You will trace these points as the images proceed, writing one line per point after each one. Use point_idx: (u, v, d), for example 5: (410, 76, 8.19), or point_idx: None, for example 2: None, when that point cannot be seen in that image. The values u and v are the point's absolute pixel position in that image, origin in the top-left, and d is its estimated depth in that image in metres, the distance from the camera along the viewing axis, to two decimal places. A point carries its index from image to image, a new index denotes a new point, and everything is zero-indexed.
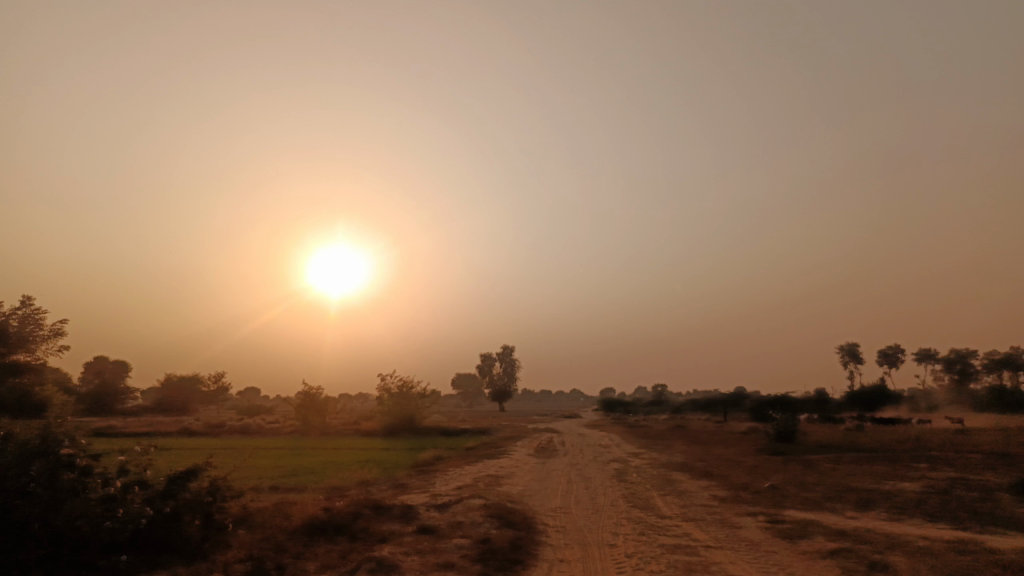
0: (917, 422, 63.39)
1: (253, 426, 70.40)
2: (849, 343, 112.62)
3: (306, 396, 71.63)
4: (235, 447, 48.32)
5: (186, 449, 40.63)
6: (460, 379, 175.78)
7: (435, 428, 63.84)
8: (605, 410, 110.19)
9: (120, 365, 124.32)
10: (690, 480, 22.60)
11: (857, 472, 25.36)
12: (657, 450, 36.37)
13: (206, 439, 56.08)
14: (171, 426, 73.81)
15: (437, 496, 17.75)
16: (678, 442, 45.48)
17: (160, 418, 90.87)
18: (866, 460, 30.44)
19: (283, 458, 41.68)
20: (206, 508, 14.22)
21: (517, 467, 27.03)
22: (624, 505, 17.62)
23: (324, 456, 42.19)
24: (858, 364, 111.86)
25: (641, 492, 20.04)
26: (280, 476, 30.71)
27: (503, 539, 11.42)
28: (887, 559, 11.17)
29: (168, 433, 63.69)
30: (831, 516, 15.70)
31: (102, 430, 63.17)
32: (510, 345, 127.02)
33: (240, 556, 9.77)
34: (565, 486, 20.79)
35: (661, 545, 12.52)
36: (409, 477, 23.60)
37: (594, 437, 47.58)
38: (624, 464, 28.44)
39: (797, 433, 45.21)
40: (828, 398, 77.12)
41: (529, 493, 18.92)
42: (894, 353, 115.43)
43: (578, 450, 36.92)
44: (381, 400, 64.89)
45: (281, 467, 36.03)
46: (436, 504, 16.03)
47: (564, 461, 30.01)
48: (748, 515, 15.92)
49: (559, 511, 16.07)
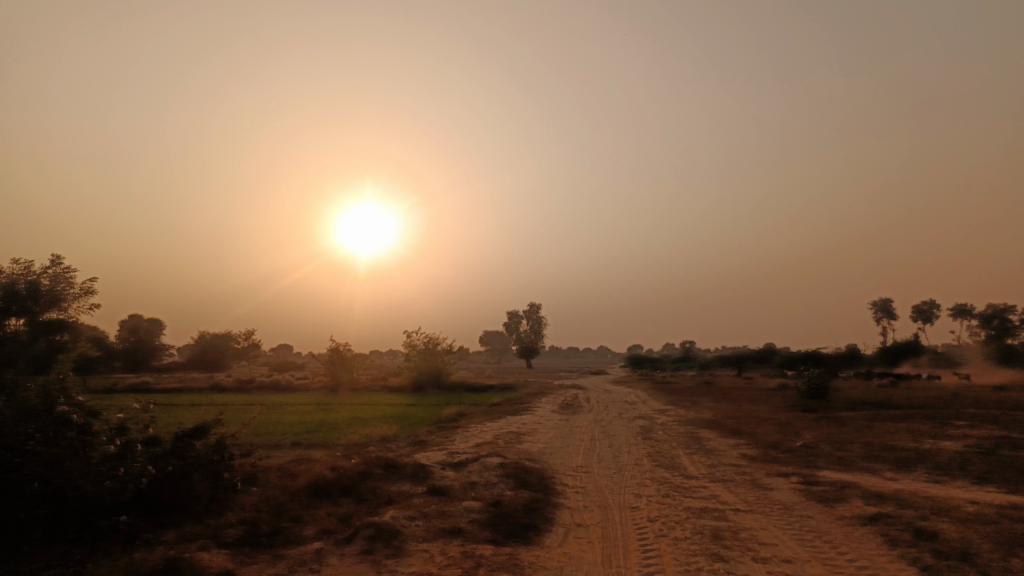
0: (952, 378, 61.77)
1: (282, 382, 71.04)
2: (882, 298, 110.17)
3: (334, 352, 71.86)
4: (262, 403, 48.62)
5: (211, 405, 40.77)
6: (487, 336, 176.04)
7: (462, 385, 63.69)
8: (631, 365, 109.62)
9: (154, 322, 126.28)
10: (719, 438, 21.79)
11: (893, 429, 24.34)
12: (685, 407, 35.58)
13: (235, 396, 56.56)
14: (202, 382, 74.85)
15: (454, 454, 17.18)
16: (706, 397, 44.68)
17: (193, 374, 92.25)
18: (903, 417, 29.37)
19: (309, 414, 41.70)
20: (211, 467, 13.80)
21: (540, 423, 26.41)
22: (648, 464, 16.88)
23: (349, 411, 42.23)
24: (891, 319, 109.52)
25: (667, 450, 19.28)
26: (303, 432, 30.55)
27: (516, 501, 10.74)
28: (935, 527, 10.28)
29: (199, 389, 64.53)
30: (869, 477, 14.79)
31: (134, 386, 64.05)
32: (538, 303, 126.33)
33: (234, 520, 9.18)
34: (587, 444, 20.07)
35: (686, 508, 11.76)
36: (429, 434, 23.07)
37: (621, 395, 46.95)
38: (650, 421, 27.72)
39: (829, 389, 44.05)
40: (859, 354, 75.54)
41: (549, 451, 18.26)
42: (929, 308, 112.69)
43: (603, 406, 36.28)
44: (407, 356, 64.83)
45: (305, 423, 35.95)
46: (452, 463, 15.40)
47: (589, 418, 29.42)
48: (780, 476, 15.06)
49: (580, 471, 15.37)
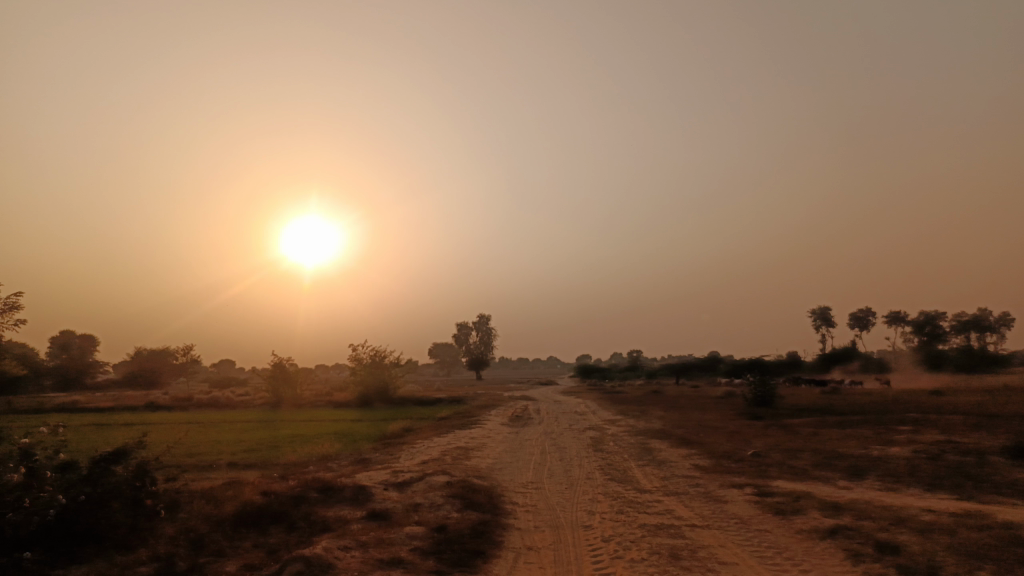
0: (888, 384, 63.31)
1: (221, 398, 68.65)
2: (821, 306, 112.98)
3: (276, 366, 69.78)
4: (199, 422, 46.60)
5: (144, 425, 38.81)
6: (435, 348, 174.34)
7: (409, 398, 62.49)
8: (580, 376, 109.64)
9: (87, 338, 121.07)
10: (670, 449, 21.45)
11: (841, 436, 24.42)
12: (635, 417, 35.34)
13: (171, 415, 54.19)
14: (137, 400, 71.76)
15: (399, 473, 16.37)
16: (654, 406, 44.66)
17: (128, 393, 88.44)
18: (847, 423, 29.67)
19: (248, 432, 40.05)
20: (132, 494, 12.65)
21: (488, 437, 25.70)
22: (600, 478, 16.36)
23: (292, 428, 40.73)
24: (829, 327, 112.29)
25: (620, 463, 18.83)
26: (242, 451, 29.18)
27: (462, 525, 10.03)
28: (896, 539, 9.96)
29: (133, 407, 61.77)
30: (824, 487, 14.55)
31: (63, 406, 60.86)
32: (487, 314, 125.66)
33: (145, 557, 8.23)
34: (539, 458, 19.47)
35: (642, 526, 11.22)
36: (373, 451, 22.12)
37: (570, 405, 46.48)
38: (600, 433, 27.26)
39: (774, 396, 44.50)
40: (800, 361, 76.98)
41: (498, 467, 17.59)
42: (865, 316, 115.97)
43: (553, 417, 35.80)
44: (353, 370, 63.34)
45: (243, 442, 34.43)
46: (395, 484, 14.61)
47: (538, 430, 28.90)
48: (735, 487, 14.70)
49: (530, 488, 14.74)
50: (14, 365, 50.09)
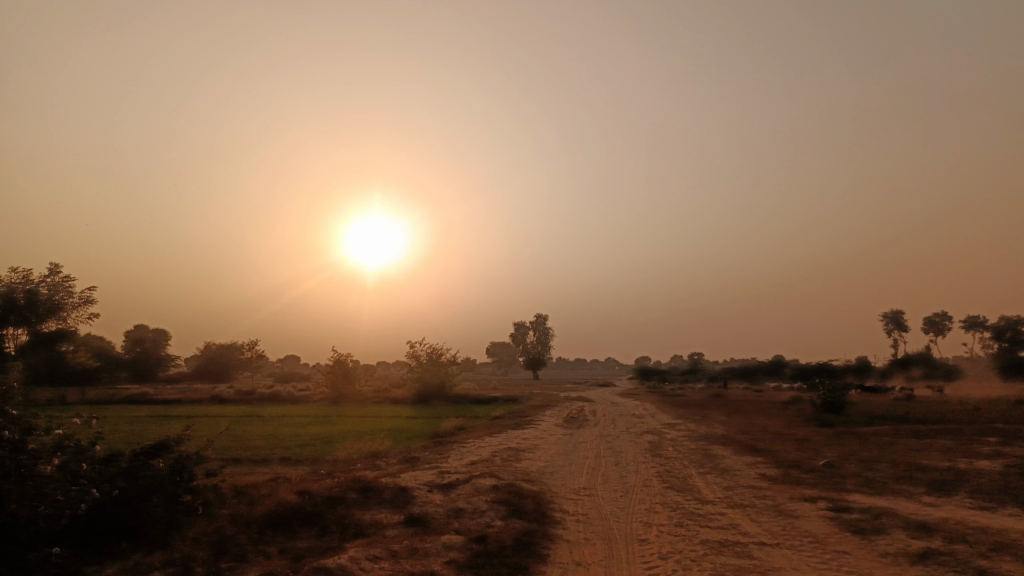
0: (941, 394, 59.98)
1: (283, 393, 69.82)
2: (893, 310, 108.15)
3: (336, 363, 70.52)
4: (259, 415, 47.23)
5: (204, 420, 39.45)
6: (493, 347, 174.24)
7: (466, 396, 62.23)
8: (639, 378, 107.53)
9: (159, 332, 125.34)
10: (734, 456, 20.21)
11: (921, 447, 22.69)
12: (695, 421, 33.97)
13: (233, 407, 55.14)
14: (203, 394, 73.58)
15: (445, 473, 15.68)
16: (717, 410, 43.04)
17: (196, 386, 90.93)
18: (927, 433, 27.70)
19: (304, 427, 40.32)
20: (168, 488, 12.30)
21: (542, 439, 24.89)
22: (658, 485, 15.29)
23: (348, 424, 40.84)
24: (902, 331, 107.36)
25: (679, 469, 17.74)
26: (296, 447, 29.15)
27: (504, 535, 9.22)
28: (998, 567, 8.69)
29: (198, 400, 63.25)
30: (906, 503, 13.20)
31: (134, 397, 62.73)
32: (545, 314, 124.85)
33: (164, 561, 7.71)
34: (593, 462, 18.52)
35: (704, 542, 10.20)
36: (423, 449, 21.56)
37: (628, 408, 45.22)
38: (658, 437, 26.14)
39: (845, 402, 42.33)
40: (869, 366, 73.52)
41: (550, 470, 16.73)
42: (940, 320, 110.43)
43: (609, 420, 34.77)
44: (410, 367, 63.46)
45: (299, 436, 34.56)
46: (440, 486, 13.89)
47: (595, 432, 27.95)
48: (806, 501, 13.48)
49: (582, 495, 13.83)
50: (88, 356, 51.89)
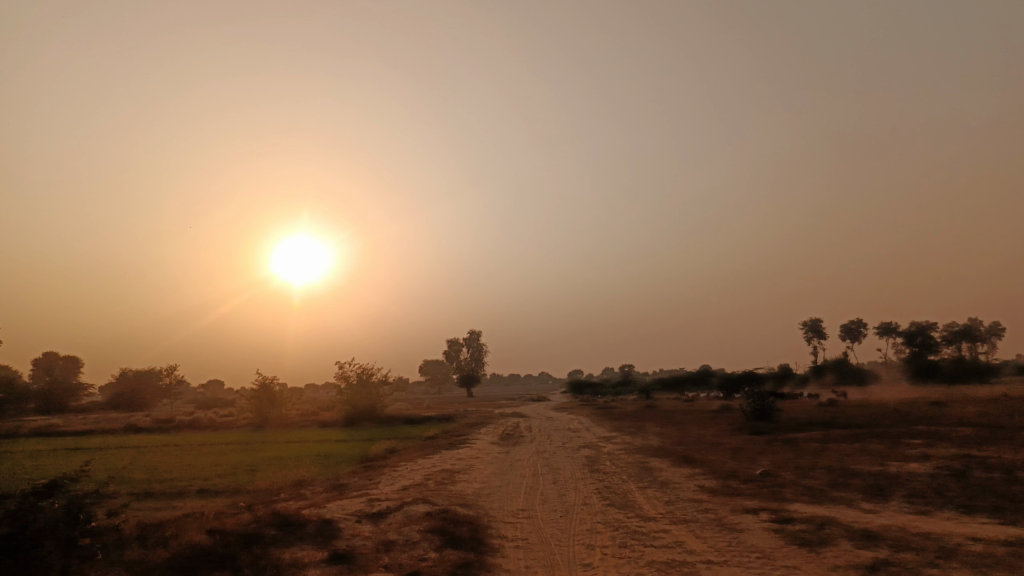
0: (851, 399, 61.69)
1: (204, 419, 66.73)
2: (812, 318, 112.07)
3: (261, 387, 67.93)
4: (178, 444, 44.79)
5: (116, 452, 37.02)
6: (427, 365, 172.05)
7: (398, 417, 60.79)
8: (572, 391, 107.77)
9: (70, 360, 118.49)
10: (671, 468, 19.95)
11: (851, 452, 22.99)
12: (631, 434, 33.83)
13: (150, 437, 52.17)
14: (118, 423, 69.67)
15: (375, 501, 14.74)
16: (650, 422, 43.18)
17: (111, 415, 86.06)
18: (854, 438, 28.23)
19: (226, 454, 38.36)
20: (62, 533, 10.99)
21: (477, 458, 24.10)
22: (598, 503, 14.76)
23: (273, 450, 39.04)
24: (821, 339, 111.28)
25: (619, 485, 17.28)
26: (216, 476, 27.51)
27: (438, 570, 8.45)
28: None
29: (112, 430, 59.63)
30: (847, 511, 13.06)
31: (40, 429, 58.72)
32: (477, 330, 124.03)
33: None
34: (530, 481, 17.88)
35: (649, 564, 9.67)
36: (352, 475, 20.47)
37: (563, 422, 44.89)
38: (595, 451, 25.76)
39: (773, 409, 43.06)
40: (792, 373, 75.60)
41: (486, 492, 16.01)
42: (857, 327, 114.98)
43: (545, 435, 34.32)
44: (340, 389, 61.59)
45: (220, 465, 32.73)
46: (368, 516, 12.97)
47: (530, 448, 27.36)
48: (748, 513, 13.18)
49: (521, 517, 13.14)
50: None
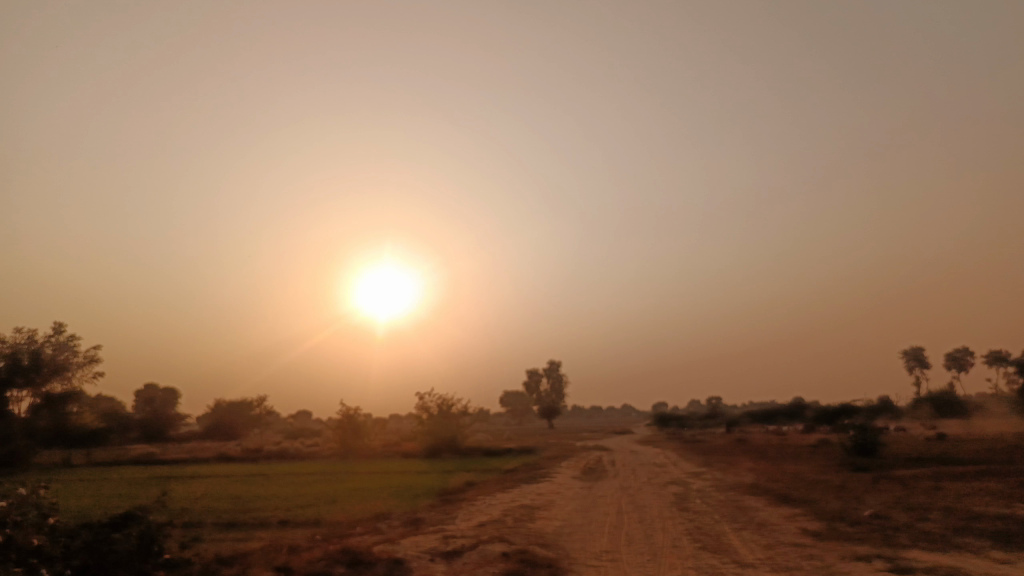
0: (962, 433, 57.18)
1: (291, 449, 67.99)
2: (912, 347, 105.69)
3: (345, 417, 68.90)
4: (265, 474, 45.55)
5: (205, 481, 37.84)
6: (508, 397, 171.37)
7: (478, 448, 60.28)
8: (656, 424, 104.74)
9: (169, 391, 123.82)
10: (768, 508, 18.49)
11: (970, 491, 20.83)
12: (721, 469, 32.10)
13: (239, 467, 53.38)
14: (211, 452, 71.81)
15: (451, 538, 14.09)
16: (740, 457, 41.00)
17: (205, 444, 88.88)
18: (971, 476, 25.74)
19: (310, 485, 38.63)
20: (135, 565, 10.76)
21: (558, 493, 23.15)
22: (689, 546, 13.62)
23: (355, 481, 39.14)
24: (924, 368, 104.63)
25: (710, 525, 16.02)
26: (299, 507, 27.56)
27: None
28: None
29: (205, 460, 61.41)
30: (976, 560, 11.49)
31: (139, 458, 61.15)
32: (557, 361, 122.86)
33: None
34: (614, 520, 16.86)
35: None
36: (429, 509, 19.94)
37: (648, 456, 43.20)
38: (684, 488, 24.39)
39: (877, 444, 40.14)
40: (893, 406, 71.04)
41: (568, 531, 15.11)
42: (963, 356, 107.61)
43: (630, 470, 32.96)
44: (420, 421, 61.64)
45: (303, 496, 32.88)
46: (443, 554, 12.35)
47: (615, 485, 26.14)
48: (860, 560, 11.84)
49: (604, 560, 12.22)
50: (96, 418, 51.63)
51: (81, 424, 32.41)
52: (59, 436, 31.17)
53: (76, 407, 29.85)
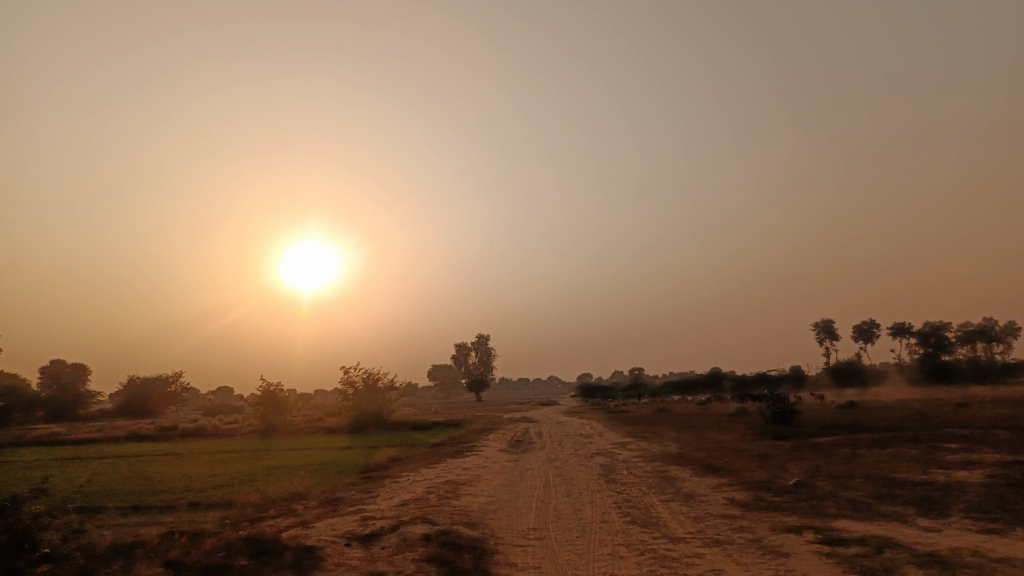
0: (869, 400, 59.83)
1: (209, 426, 65.44)
2: (823, 319, 110.06)
3: (265, 393, 66.70)
4: (180, 453, 43.58)
5: (112, 461, 35.70)
6: (435, 370, 170.42)
7: (404, 422, 59.39)
8: (582, 395, 105.95)
9: (78, 368, 117.37)
10: (695, 478, 18.37)
11: (884, 458, 21.34)
12: (645, 439, 32.33)
13: (151, 445, 50.87)
14: (122, 431, 68.35)
15: (370, 520, 13.18)
16: (665, 426, 41.50)
17: (116, 423, 84.53)
18: (884, 442, 26.53)
19: (227, 463, 37.01)
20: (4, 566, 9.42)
21: (484, 467, 22.61)
22: (618, 520, 13.21)
23: (275, 458, 37.70)
24: (833, 340, 109.23)
25: (639, 498, 15.67)
26: (212, 488, 26.15)
27: None
28: None
29: (115, 439, 58.35)
30: (905, 530, 11.43)
31: (43, 437, 57.55)
32: (485, 334, 122.57)
33: None
34: (542, 494, 16.38)
35: None
36: (349, 487, 19.02)
37: (574, 427, 43.28)
38: (610, 458, 24.23)
39: (794, 412, 41.29)
40: (804, 376, 73.83)
41: (494, 508, 14.46)
42: (870, 328, 112.75)
43: (556, 441, 32.74)
44: (345, 395, 60.15)
45: (218, 475, 31.34)
46: (360, 538, 11.47)
47: (541, 456, 25.80)
48: (791, 532, 11.63)
49: (532, 539, 11.60)
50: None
51: None
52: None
53: None
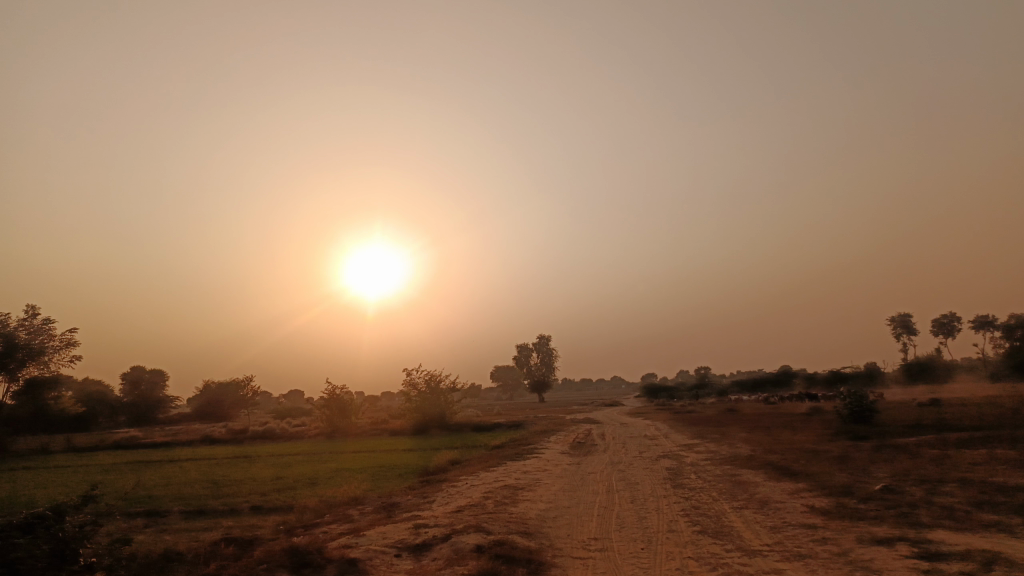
0: (953, 396, 56.41)
1: (278, 429, 66.64)
2: (900, 314, 105.13)
3: (331, 397, 67.48)
4: (247, 456, 44.22)
5: (182, 465, 36.38)
6: (498, 371, 170.61)
7: (467, 424, 59.11)
8: (647, 395, 103.86)
9: (157, 373, 121.75)
10: (768, 482, 17.16)
11: (979, 460, 19.64)
12: (713, 440, 30.99)
13: (222, 448, 51.92)
14: (196, 434, 70.33)
15: (422, 528, 12.58)
16: (734, 426, 39.90)
17: (191, 426, 86.98)
18: (976, 442, 24.56)
19: (292, 466, 37.28)
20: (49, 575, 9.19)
21: (544, 471, 21.85)
22: (687, 530, 12.23)
23: (338, 461, 37.84)
24: (910, 335, 104.29)
25: (709, 505, 14.66)
26: (275, 491, 26.15)
27: None
28: None
29: (189, 442, 59.90)
30: (1013, 543, 10.14)
31: (122, 441, 59.49)
32: (547, 335, 121.72)
33: None
34: (605, 500, 15.52)
35: None
36: (406, 492, 18.55)
37: (639, 429, 42.08)
38: (677, 462, 23.12)
39: (873, 411, 39.07)
40: (880, 372, 70.36)
41: (554, 515, 13.69)
42: (950, 322, 107.24)
43: (619, 443, 31.74)
44: (408, 397, 60.25)
45: (282, 478, 31.47)
46: (411, 548, 10.88)
47: (604, 459, 24.85)
48: (881, 544, 10.49)
49: (593, 551, 10.77)
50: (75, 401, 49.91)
51: (56, 411, 30.82)
52: (31, 419, 29.51)
53: (52, 394, 28.29)
